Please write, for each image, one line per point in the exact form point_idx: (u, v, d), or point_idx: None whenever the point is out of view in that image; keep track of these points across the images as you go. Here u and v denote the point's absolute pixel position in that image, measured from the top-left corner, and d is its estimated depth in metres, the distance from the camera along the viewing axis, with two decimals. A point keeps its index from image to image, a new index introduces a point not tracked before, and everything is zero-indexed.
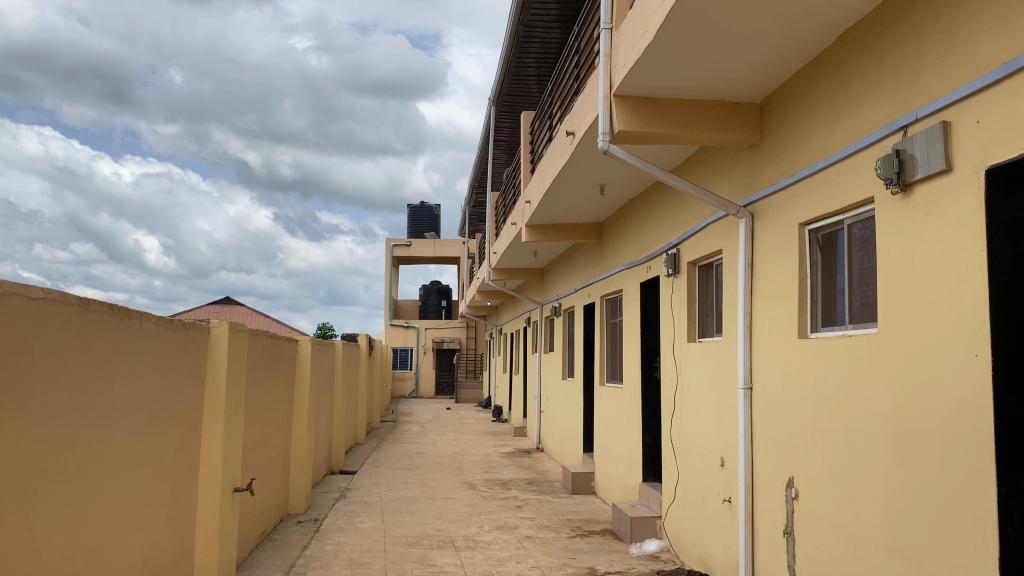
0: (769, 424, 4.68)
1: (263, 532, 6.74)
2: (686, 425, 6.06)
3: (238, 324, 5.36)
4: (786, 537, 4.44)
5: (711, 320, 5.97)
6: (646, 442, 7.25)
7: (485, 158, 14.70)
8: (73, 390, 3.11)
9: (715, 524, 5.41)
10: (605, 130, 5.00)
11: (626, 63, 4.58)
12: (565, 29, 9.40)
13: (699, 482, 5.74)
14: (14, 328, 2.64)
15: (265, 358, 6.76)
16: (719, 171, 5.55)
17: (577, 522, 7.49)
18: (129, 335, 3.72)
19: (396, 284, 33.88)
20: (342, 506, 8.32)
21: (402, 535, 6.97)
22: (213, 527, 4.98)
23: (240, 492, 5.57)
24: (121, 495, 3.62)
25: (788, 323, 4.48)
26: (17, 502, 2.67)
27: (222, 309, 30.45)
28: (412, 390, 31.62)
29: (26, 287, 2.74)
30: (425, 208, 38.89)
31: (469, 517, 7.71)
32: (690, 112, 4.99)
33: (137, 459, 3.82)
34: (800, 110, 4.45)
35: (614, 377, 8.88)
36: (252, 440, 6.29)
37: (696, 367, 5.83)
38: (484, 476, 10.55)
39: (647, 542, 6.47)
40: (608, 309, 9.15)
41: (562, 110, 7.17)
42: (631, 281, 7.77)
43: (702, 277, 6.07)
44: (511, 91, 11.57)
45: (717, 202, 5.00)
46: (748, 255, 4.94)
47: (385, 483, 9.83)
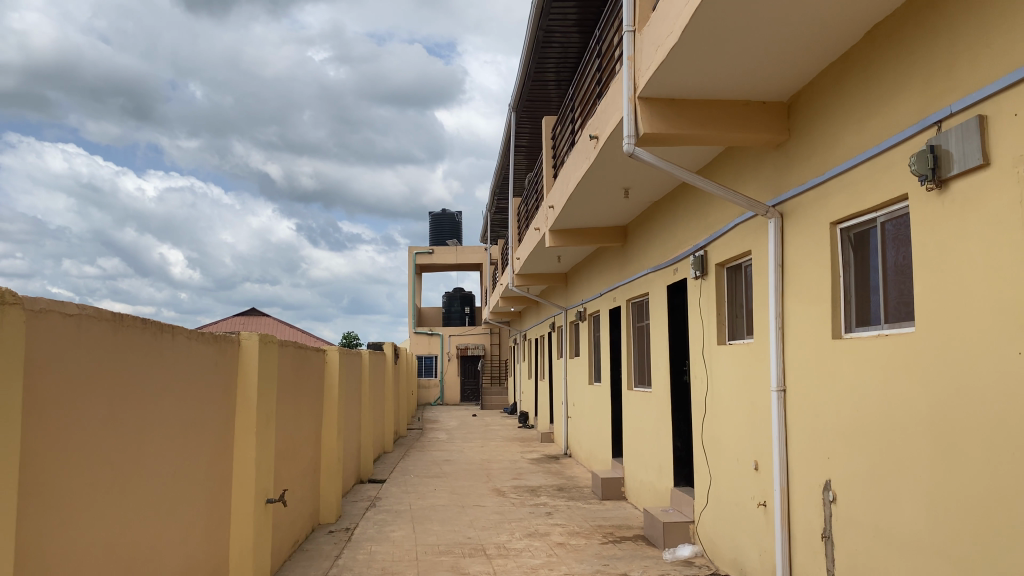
0: (804, 425, 4.61)
1: (296, 542, 6.74)
2: (718, 429, 6.01)
3: (267, 335, 5.37)
4: (824, 541, 4.37)
5: (741, 322, 5.89)
6: (677, 446, 7.20)
7: (506, 165, 14.67)
8: (107, 407, 3.10)
9: (750, 529, 5.35)
10: (630, 133, 4.96)
11: (651, 65, 4.55)
12: (585, 33, 9.37)
13: (733, 485, 5.68)
14: (50, 346, 2.65)
15: (294, 370, 6.77)
16: (747, 171, 5.49)
17: (609, 527, 7.44)
18: (161, 349, 3.72)
19: (418, 293, 33.99)
20: (372, 516, 8.33)
21: (433, 543, 6.97)
22: (247, 540, 5.00)
23: (273, 503, 5.59)
24: (155, 513, 3.61)
25: (822, 323, 4.41)
26: (56, 516, 2.67)
27: (249, 322, 30.62)
28: (437, 397, 31.69)
29: (62, 304, 2.75)
30: (446, 216, 39.19)
31: (499, 525, 7.68)
32: (715, 112, 4.95)
33: (170, 472, 3.82)
34: (828, 107, 4.39)
35: (642, 382, 8.77)
36: (283, 450, 6.32)
37: (727, 370, 5.77)
38: (514, 482, 10.51)
39: (681, 547, 6.41)
40: (634, 313, 9.09)
41: (585, 114, 7.13)
42: (658, 283, 7.71)
43: (731, 277, 6.00)
44: (531, 96, 11.56)
45: (745, 202, 4.95)
46: (777, 255, 4.89)
47: (414, 492, 9.83)
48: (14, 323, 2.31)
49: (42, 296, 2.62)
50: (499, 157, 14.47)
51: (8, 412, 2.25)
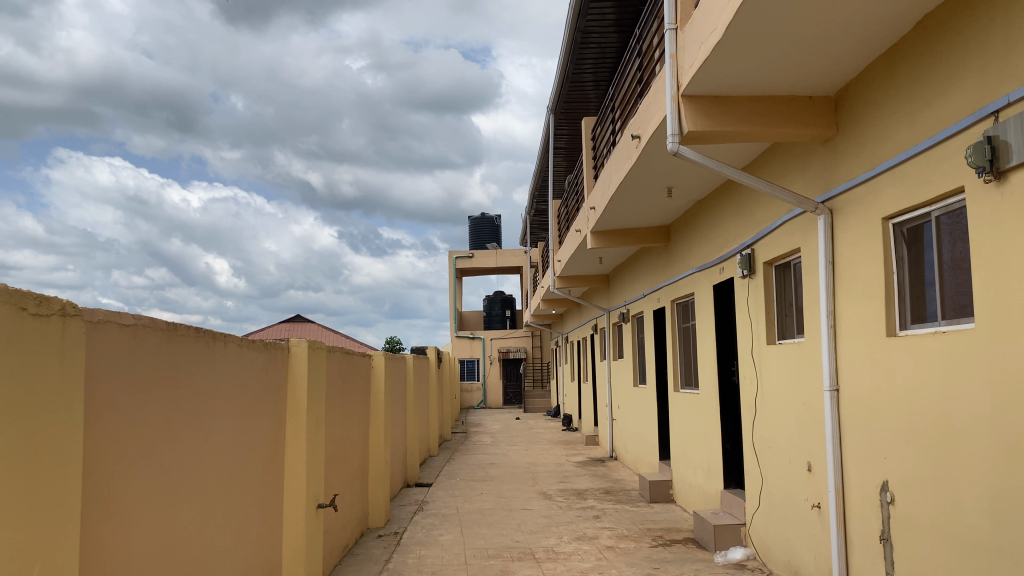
0: (859, 425, 4.51)
1: (346, 547, 6.79)
2: (769, 430, 5.91)
3: (316, 342, 5.43)
4: (883, 543, 4.27)
5: (790, 321, 5.79)
6: (726, 448, 7.11)
7: (545, 167, 14.66)
8: (163, 415, 3.14)
9: (805, 532, 5.24)
10: (674, 131, 4.91)
11: (694, 62, 4.50)
12: (623, 33, 9.31)
13: (785, 487, 5.58)
14: (107, 356, 2.68)
15: (342, 376, 6.83)
16: (794, 167, 5.40)
17: (658, 530, 7.37)
18: (213, 358, 3.77)
19: (459, 297, 34.11)
20: (420, 520, 8.36)
21: (482, 547, 6.97)
22: (299, 545, 5.04)
23: (324, 508, 5.64)
24: (211, 518, 3.65)
25: (876, 321, 4.31)
26: (116, 522, 2.71)
27: (294, 328, 31.06)
28: (480, 401, 31.77)
29: (118, 314, 2.79)
30: (485, 219, 39.29)
31: (547, 528, 7.65)
32: (760, 108, 4.89)
33: (225, 478, 3.87)
34: (878, 100, 4.30)
35: (688, 383, 8.69)
36: (333, 455, 6.38)
37: (778, 370, 5.68)
38: (560, 485, 10.48)
39: (732, 550, 6.32)
40: (679, 313, 9.01)
41: (626, 115, 7.09)
42: (703, 283, 7.63)
43: (780, 276, 5.90)
44: (569, 98, 11.52)
45: (793, 199, 4.87)
46: (828, 252, 4.80)
47: (461, 495, 9.86)
48: (75, 335, 2.35)
49: (100, 307, 2.66)
50: (538, 160, 14.45)
51: (69, 420, 2.29)
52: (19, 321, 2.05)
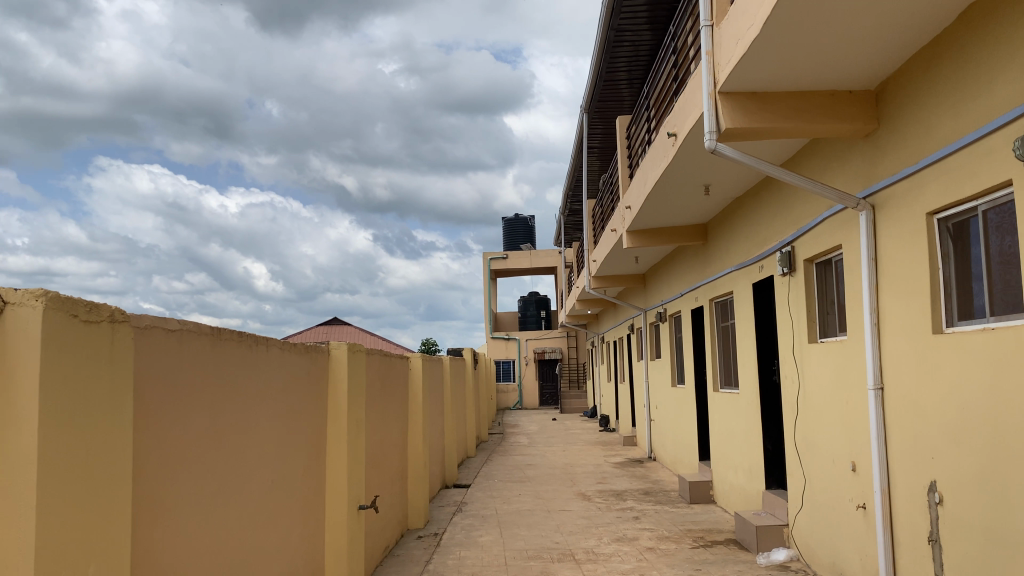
0: (905, 425, 4.43)
1: (386, 548, 6.83)
2: (811, 430, 5.83)
3: (355, 344, 5.48)
4: (931, 545, 4.18)
5: (832, 319, 5.71)
6: (768, 448, 7.03)
7: (579, 167, 14.62)
8: (209, 418, 3.19)
9: (850, 533, 5.16)
10: (712, 129, 4.86)
11: (731, 59, 4.47)
12: (657, 30, 9.25)
13: (829, 487, 5.50)
14: (154, 362, 2.72)
15: (381, 377, 6.87)
16: (835, 162, 5.32)
17: (700, 532, 7.31)
18: (256, 361, 3.82)
19: (494, 298, 34.14)
20: (460, 520, 8.38)
21: (522, 548, 6.97)
22: (342, 547, 5.08)
23: (365, 509, 5.69)
24: (255, 520, 3.70)
25: (921, 318, 4.23)
26: (165, 525, 2.75)
27: (331, 331, 31.33)
28: (516, 401, 31.78)
29: (165, 320, 2.82)
30: (519, 220, 39.29)
31: (587, 530, 7.63)
32: (798, 104, 4.84)
33: (269, 481, 3.91)
34: (921, 94, 4.22)
35: (728, 383, 8.60)
36: (373, 456, 6.43)
37: (820, 369, 5.60)
38: (599, 487, 10.44)
39: (775, 551, 6.25)
40: (718, 312, 8.93)
41: (660, 113, 7.05)
42: (742, 281, 7.55)
43: (821, 273, 5.82)
44: (603, 97, 11.47)
45: (834, 195, 4.80)
46: (870, 249, 4.72)
47: (499, 496, 9.86)
48: (123, 340, 2.40)
49: (147, 313, 2.69)
50: (572, 160, 14.41)
51: (120, 424, 2.33)
52: (71, 327, 2.09)
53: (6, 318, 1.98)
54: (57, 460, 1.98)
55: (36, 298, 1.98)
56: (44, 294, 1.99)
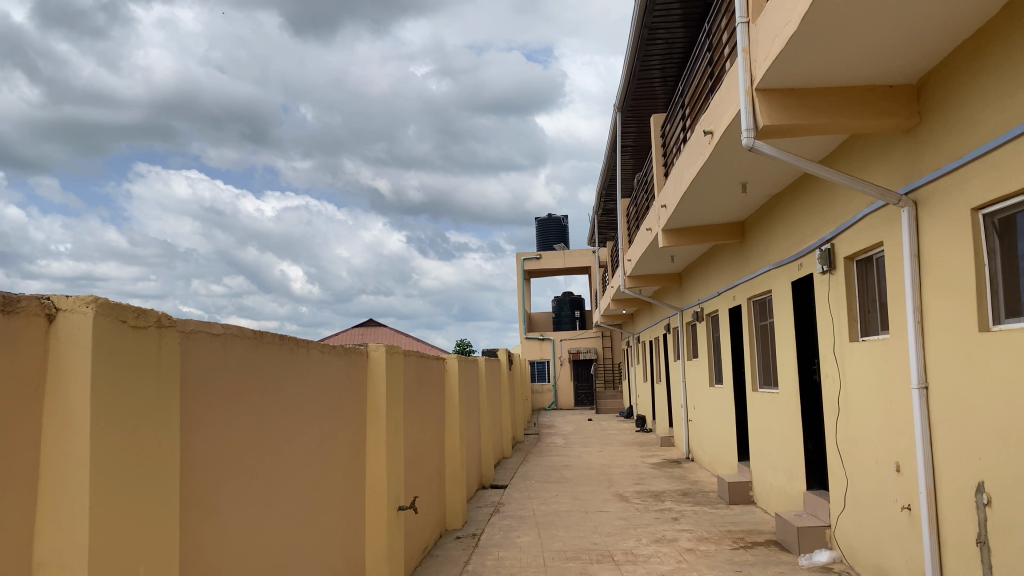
0: (951, 425, 4.35)
1: (425, 548, 6.87)
2: (853, 430, 5.75)
3: (393, 346, 5.52)
4: (979, 546, 4.10)
5: (873, 317, 5.63)
6: (809, 448, 6.95)
7: (612, 166, 14.57)
8: (252, 421, 3.24)
9: (895, 535, 5.08)
10: (749, 126, 4.83)
11: (768, 55, 4.43)
12: (690, 28, 9.20)
13: (872, 488, 5.42)
14: (199, 366, 2.76)
15: (417, 378, 6.92)
16: (875, 158, 5.24)
17: (740, 533, 7.25)
18: (297, 364, 3.86)
19: (528, 298, 34.15)
20: (497, 521, 8.40)
21: (560, 549, 6.96)
22: (382, 547, 5.12)
23: (404, 510, 5.72)
24: (298, 521, 3.74)
25: (966, 316, 4.15)
26: (211, 525, 2.79)
27: (366, 332, 31.58)
28: (551, 402, 31.74)
29: (209, 324, 2.87)
30: (552, 220, 39.25)
31: (625, 531, 7.60)
32: (837, 100, 4.77)
33: (311, 483, 3.95)
34: (963, 87, 4.14)
35: (767, 382, 8.51)
36: (411, 457, 6.47)
37: (862, 367, 5.52)
38: (637, 487, 10.39)
39: (817, 553, 6.16)
40: (756, 311, 8.84)
41: (696, 111, 7.00)
42: (781, 280, 7.47)
43: (861, 271, 5.74)
44: (636, 95, 11.42)
45: (875, 191, 4.73)
46: (913, 246, 4.64)
47: (536, 497, 9.86)
48: (170, 344, 2.44)
49: (192, 318, 2.74)
50: (606, 159, 14.37)
51: (167, 428, 2.37)
52: (120, 333, 2.13)
53: (58, 325, 2.02)
54: (108, 465, 2.03)
55: (87, 304, 2.02)
56: (94, 301, 2.03)
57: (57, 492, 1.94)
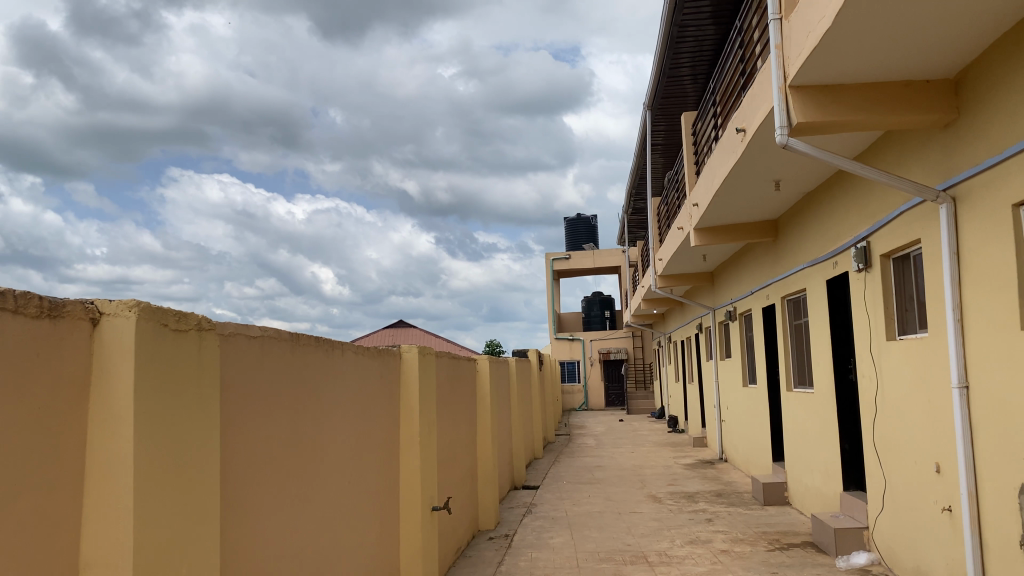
0: (993, 425, 4.27)
1: (458, 549, 6.89)
2: (891, 429, 5.67)
3: (425, 347, 5.55)
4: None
5: (911, 316, 5.54)
6: (845, 448, 6.87)
7: (642, 165, 14.50)
8: (289, 422, 3.27)
9: (935, 537, 5.00)
10: (782, 124, 4.79)
11: (801, 52, 4.39)
12: (720, 25, 9.12)
13: (911, 489, 5.34)
14: (239, 367, 2.81)
15: (449, 379, 6.94)
16: (911, 154, 5.17)
17: (775, 534, 7.18)
18: (333, 365, 3.89)
19: (557, 299, 34.12)
20: (530, 522, 8.40)
21: (594, 550, 6.95)
22: (416, 547, 5.15)
23: (438, 510, 5.75)
24: (335, 521, 3.77)
25: (1008, 314, 4.07)
26: (250, 525, 2.82)
27: (397, 334, 31.74)
28: (581, 403, 31.66)
29: (247, 327, 2.90)
30: (581, 220, 39.14)
31: (659, 532, 7.56)
32: (872, 95, 4.71)
33: (346, 483, 3.98)
34: (1003, 81, 4.06)
35: (801, 382, 8.42)
36: (444, 457, 6.49)
37: (900, 367, 5.44)
38: (669, 488, 10.33)
39: (855, 555, 6.08)
40: (790, 310, 8.75)
41: (728, 108, 6.94)
42: (815, 278, 7.38)
43: (898, 269, 5.66)
44: (666, 94, 11.36)
45: (912, 188, 4.65)
46: (952, 243, 4.56)
47: (569, 498, 9.84)
48: (210, 347, 2.48)
49: (230, 320, 2.77)
50: (636, 158, 14.31)
51: (207, 429, 2.40)
52: (162, 337, 2.17)
53: (103, 328, 2.05)
54: (151, 466, 2.06)
55: (130, 308, 2.05)
56: (137, 305, 2.07)
57: (104, 493, 1.97)
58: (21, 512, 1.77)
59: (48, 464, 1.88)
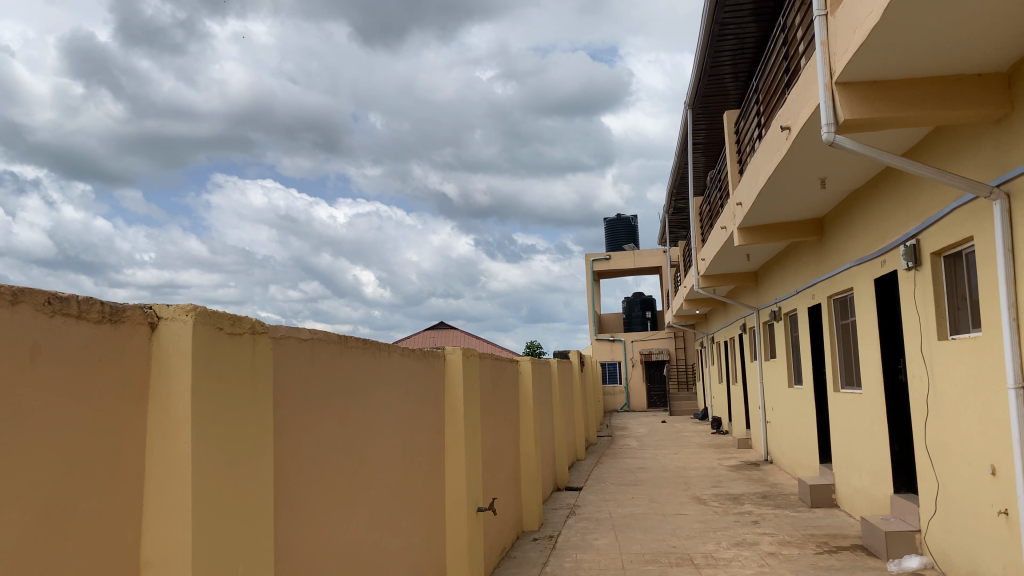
0: None
1: (503, 550, 6.91)
2: (944, 431, 5.55)
3: (469, 348, 5.58)
4: None
5: (964, 315, 5.42)
6: (895, 450, 6.75)
7: (683, 164, 14.40)
8: (338, 421, 3.31)
9: (991, 540, 4.88)
10: (829, 121, 4.72)
11: (848, 48, 4.33)
12: (762, 22, 9.02)
13: (965, 491, 5.22)
14: (290, 369, 2.85)
15: (492, 381, 6.97)
16: (963, 150, 5.06)
17: (823, 537, 7.07)
18: (380, 366, 3.92)
19: (598, 300, 34.01)
20: (573, 523, 8.38)
21: (638, 552, 6.92)
22: (462, 548, 5.17)
23: (483, 512, 5.77)
24: (382, 521, 3.81)
25: None
26: (301, 525, 2.87)
27: (438, 336, 31.93)
28: (623, 404, 31.49)
29: (297, 330, 2.94)
30: (621, 220, 38.96)
31: (704, 534, 7.50)
32: (921, 90, 4.62)
33: (393, 484, 4.02)
34: None
35: (849, 382, 8.28)
36: (488, 458, 6.52)
37: (952, 367, 5.33)
38: (714, 490, 10.23)
39: (907, 558, 5.97)
40: (837, 310, 8.62)
41: (772, 105, 6.86)
42: (863, 277, 7.26)
43: (949, 267, 5.54)
44: (706, 92, 11.26)
45: (964, 184, 4.55)
46: (1006, 239, 4.45)
47: (612, 499, 9.81)
48: (263, 351, 2.53)
49: (281, 324, 2.81)
50: (677, 158, 14.21)
51: (261, 430, 2.45)
52: (217, 340, 2.22)
53: (161, 333, 2.10)
54: (207, 466, 2.10)
55: (187, 312, 2.10)
56: (193, 309, 2.12)
57: (163, 491, 2.02)
58: (85, 510, 1.83)
59: (109, 463, 1.93)
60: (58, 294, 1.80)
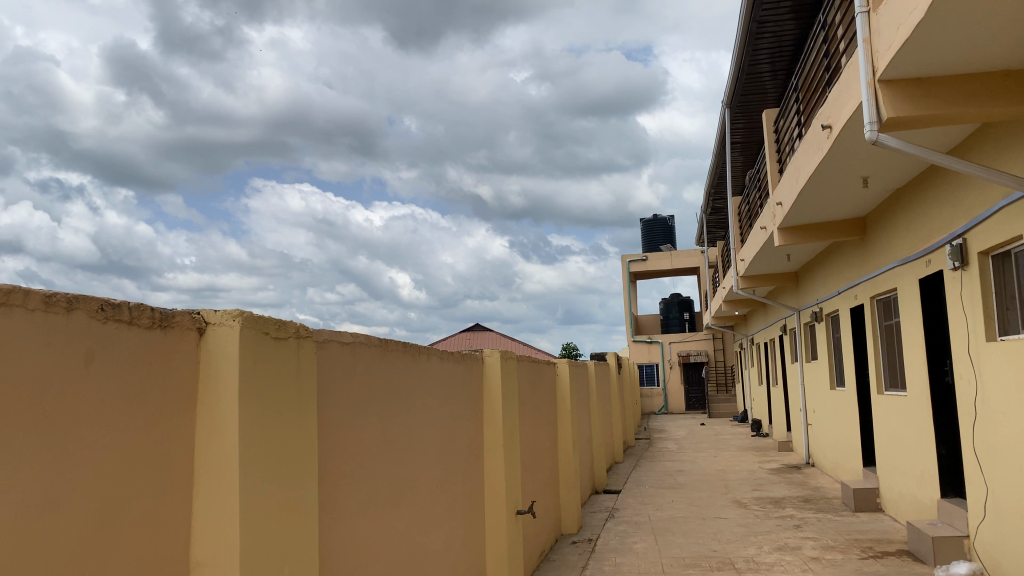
0: None
1: (542, 552, 6.91)
2: (993, 434, 5.43)
3: (508, 351, 5.58)
4: None
5: (1013, 315, 5.30)
6: (942, 454, 6.62)
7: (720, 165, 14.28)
8: (380, 423, 3.34)
9: None
10: (872, 120, 4.65)
11: (891, 45, 4.26)
12: (801, 19, 8.92)
13: (1015, 496, 5.10)
14: (333, 372, 2.88)
15: (530, 384, 6.98)
16: (1011, 147, 4.95)
17: (867, 542, 6.95)
18: (420, 369, 3.95)
19: (635, 301, 33.83)
20: (612, 526, 8.35)
21: (678, 556, 6.86)
22: (501, 550, 5.18)
23: (522, 514, 5.78)
24: (424, 522, 3.83)
25: None
26: (345, 525, 2.90)
27: (475, 338, 32.01)
28: (661, 406, 31.26)
29: (340, 334, 2.98)
30: (659, 220, 38.71)
31: (745, 538, 7.42)
32: (968, 87, 4.53)
33: (434, 486, 4.04)
34: None
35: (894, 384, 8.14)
36: (526, 460, 6.52)
37: (1001, 368, 5.21)
38: (755, 493, 10.11)
39: (955, 564, 5.84)
40: (880, 311, 8.48)
41: (812, 103, 6.78)
42: (907, 277, 7.14)
43: (998, 266, 5.42)
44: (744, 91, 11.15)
45: (1013, 182, 4.46)
46: None
47: (652, 503, 9.75)
48: (307, 354, 2.56)
49: (324, 328, 2.84)
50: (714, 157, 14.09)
51: (305, 433, 2.48)
52: (263, 344, 2.25)
53: (208, 338, 2.14)
54: (254, 469, 2.13)
55: (233, 318, 2.14)
56: (240, 314, 2.15)
57: (211, 494, 2.06)
58: (136, 514, 1.86)
59: (160, 468, 1.97)
60: (110, 301, 1.84)
